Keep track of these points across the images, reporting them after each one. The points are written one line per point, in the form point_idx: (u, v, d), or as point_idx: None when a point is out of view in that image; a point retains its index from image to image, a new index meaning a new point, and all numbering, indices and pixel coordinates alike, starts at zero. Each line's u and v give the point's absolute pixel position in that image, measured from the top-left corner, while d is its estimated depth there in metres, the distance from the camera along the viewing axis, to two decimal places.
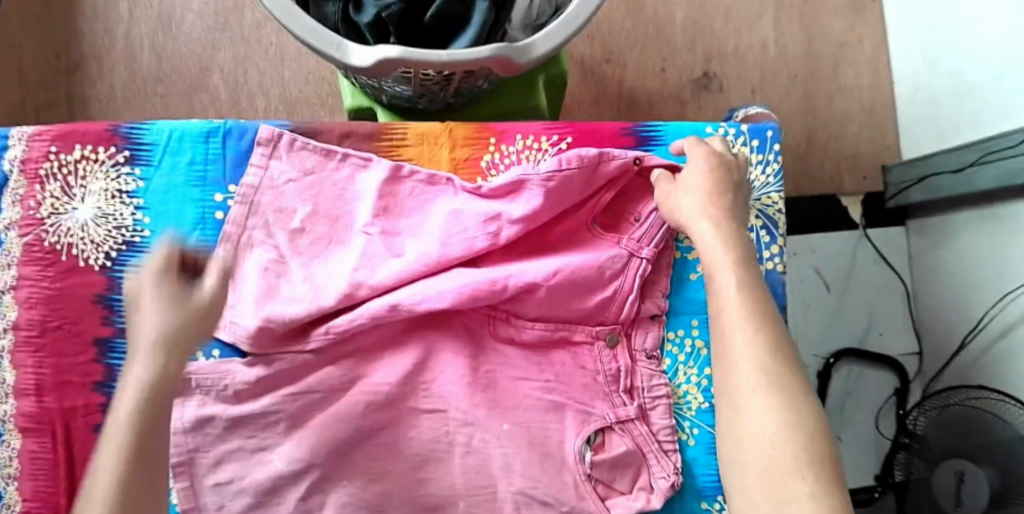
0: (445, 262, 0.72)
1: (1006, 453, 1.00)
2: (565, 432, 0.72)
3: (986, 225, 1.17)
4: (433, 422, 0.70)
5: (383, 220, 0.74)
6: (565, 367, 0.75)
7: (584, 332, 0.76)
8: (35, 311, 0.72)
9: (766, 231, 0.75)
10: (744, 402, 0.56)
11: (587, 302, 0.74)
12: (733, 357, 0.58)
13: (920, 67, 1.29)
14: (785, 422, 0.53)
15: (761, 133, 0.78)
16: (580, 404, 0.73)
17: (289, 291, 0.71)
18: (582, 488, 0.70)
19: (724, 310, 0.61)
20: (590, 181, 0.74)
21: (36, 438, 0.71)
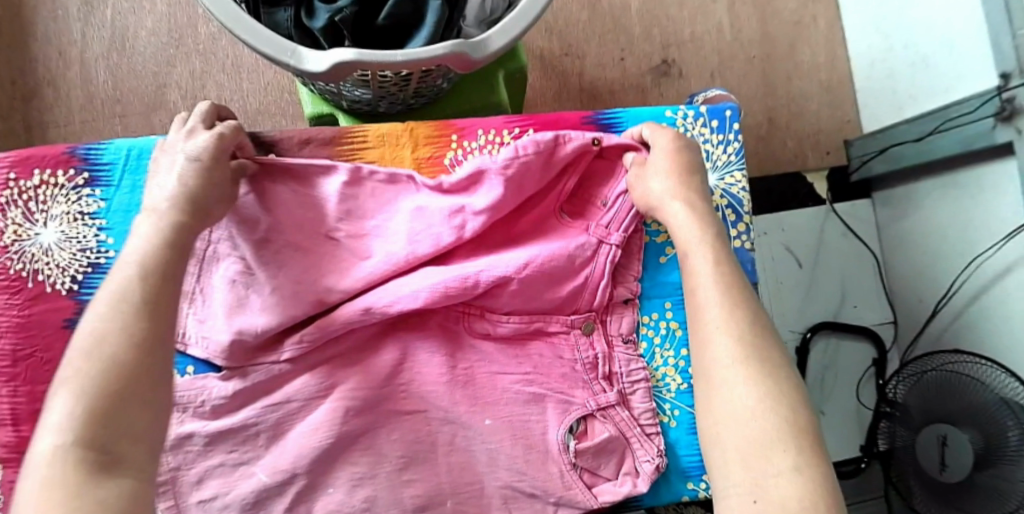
0: (415, 261, 0.73)
1: (986, 415, 1.02)
2: (548, 424, 0.72)
3: (950, 193, 1.20)
4: (415, 422, 0.71)
5: (347, 223, 0.74)
6: (543, 359, 0.75)
7: (559, 321, 0.76)
8: (5, 341, 0.71)
9: (730, 210, 0.76)
10: (721, 375, 0.57)
11: (559, 292, 0.75)
12: (708, 332, 0.60)
13: (873, 41, 1.32)
14: (765, 395, 0.55)
15: (718, 113, 0.79)
16: (561, 394, 0.74)
17: (257, 301, 0.70)
18: (568, 477, 0.71)
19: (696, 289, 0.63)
20: (548, 165, 0.75)
21: (14, 469, 0.70)
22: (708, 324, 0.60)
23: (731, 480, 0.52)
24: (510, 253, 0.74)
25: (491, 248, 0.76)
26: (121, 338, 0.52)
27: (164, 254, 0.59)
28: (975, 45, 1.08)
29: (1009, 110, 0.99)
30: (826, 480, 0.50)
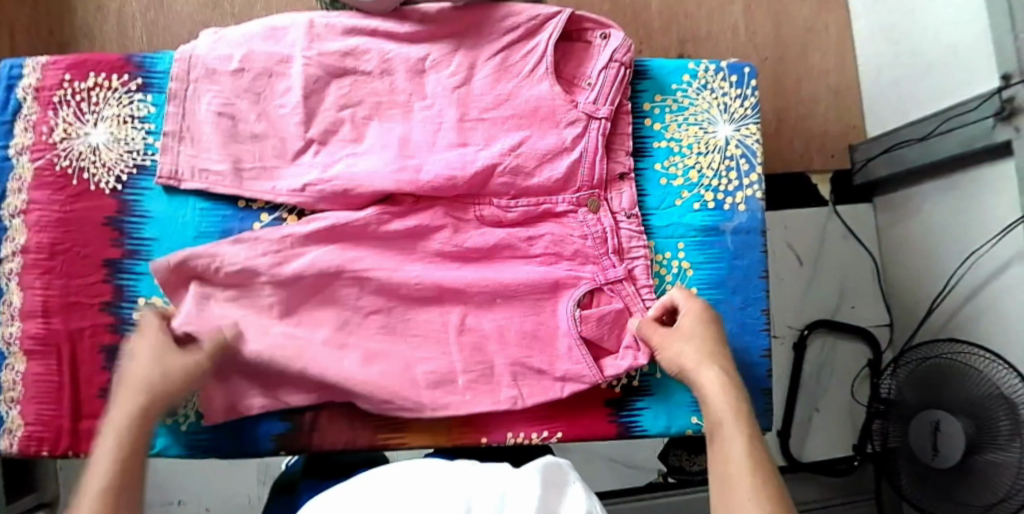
0: (436, 160, 0.74)
1: (977, 402, 1.04)
2: (558, 305, 0.76)
3: (948, 194, 1.24)
4: (429, 318, 0.74)
5: (379, 139, 0.75)
6: (553, 239, 0.77)
7: (563, 200, 0.77)
8: (45, 235, 0.74)
9: (744, 159, 0.81)
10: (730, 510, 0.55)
11: (553, 169, 0.76)
12: (735, 490, 0.56)
13: (881, 49, 1.38)
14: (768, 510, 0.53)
15: (737, 70, 0.83)
16: (569, 276, 0.76)
17: (288, 174, 0.74)
18: (575, 353, 0.74)
19: (714, 415, 0.63)
20: (528, 33, 0.78)
21: (40, 359, 0.73)
22: (731, 472, 0.57)
23: None
24: (514, 135, 0.76)
25: (490, 119, 0.76)
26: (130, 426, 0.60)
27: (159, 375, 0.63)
28: (980, 50, 1.14)
29: (1009, 110, 1.04)
30: None
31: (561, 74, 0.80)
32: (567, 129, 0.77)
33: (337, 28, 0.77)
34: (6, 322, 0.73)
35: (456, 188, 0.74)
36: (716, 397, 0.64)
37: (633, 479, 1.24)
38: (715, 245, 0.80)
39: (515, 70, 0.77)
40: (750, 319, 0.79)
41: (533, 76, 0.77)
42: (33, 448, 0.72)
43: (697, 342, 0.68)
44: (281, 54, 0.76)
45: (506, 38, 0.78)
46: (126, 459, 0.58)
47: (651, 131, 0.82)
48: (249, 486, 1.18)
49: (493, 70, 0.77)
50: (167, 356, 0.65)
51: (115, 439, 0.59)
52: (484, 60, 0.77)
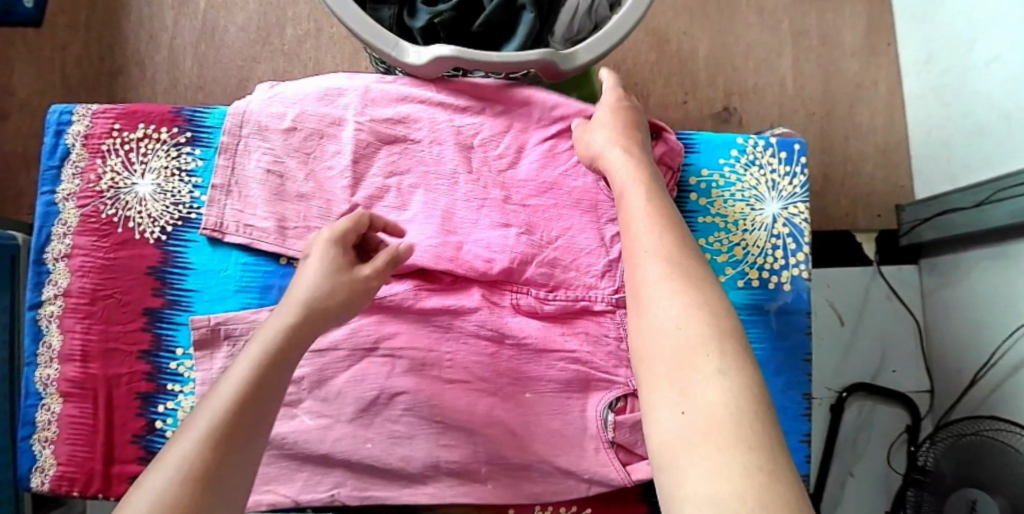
0: (478, 228, 0.76)
1: (1018, 486, 0.99)
2: (588, 402, 0.74)
3: (997, 265, 1.19)
4: (459, 388, 0.73)
5: (425, 208, 0.76)
6: (589, 337, 0.75)
7: (602, 299, 0.76)
8: (88, 280, 0.76)
9: (792, 238, 0.79)
10: (655, 318, 0.48)
11: (597, 262, 0.76)
12: (654, 289, 0.50)
13: (932, 111, 1.35)
14: (695, 312, 0.47)
15: (787, 146, 0.82)
16: (604, 372, 0.75)
17: None
18: (603, 454, 0.72)
19: (632, 232, 0.56)
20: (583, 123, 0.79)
21: (77, 401, 0.74)
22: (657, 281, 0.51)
23: (690, 446, 0.40)
24: (554, 225, 0.77)
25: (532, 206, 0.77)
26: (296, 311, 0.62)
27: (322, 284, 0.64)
28: None
29: None
30: (756, 376, 0.44)
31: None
32: (608, 225, 0.77)
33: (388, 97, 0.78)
34: (45, 363, 0.75)
35: (494, 271, 0.74)
36: (636, 215, 0.57)
37: None
38: (757, 324, 0.77)
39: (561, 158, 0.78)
40: (790, 402, 0.77)
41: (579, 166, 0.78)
42: (64, 489, 0.73)
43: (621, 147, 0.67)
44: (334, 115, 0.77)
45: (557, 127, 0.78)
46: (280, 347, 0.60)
47: (695, 206, 0.79)
48: None
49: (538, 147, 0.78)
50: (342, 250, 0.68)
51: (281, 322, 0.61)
52: (533, 144, 0.78)
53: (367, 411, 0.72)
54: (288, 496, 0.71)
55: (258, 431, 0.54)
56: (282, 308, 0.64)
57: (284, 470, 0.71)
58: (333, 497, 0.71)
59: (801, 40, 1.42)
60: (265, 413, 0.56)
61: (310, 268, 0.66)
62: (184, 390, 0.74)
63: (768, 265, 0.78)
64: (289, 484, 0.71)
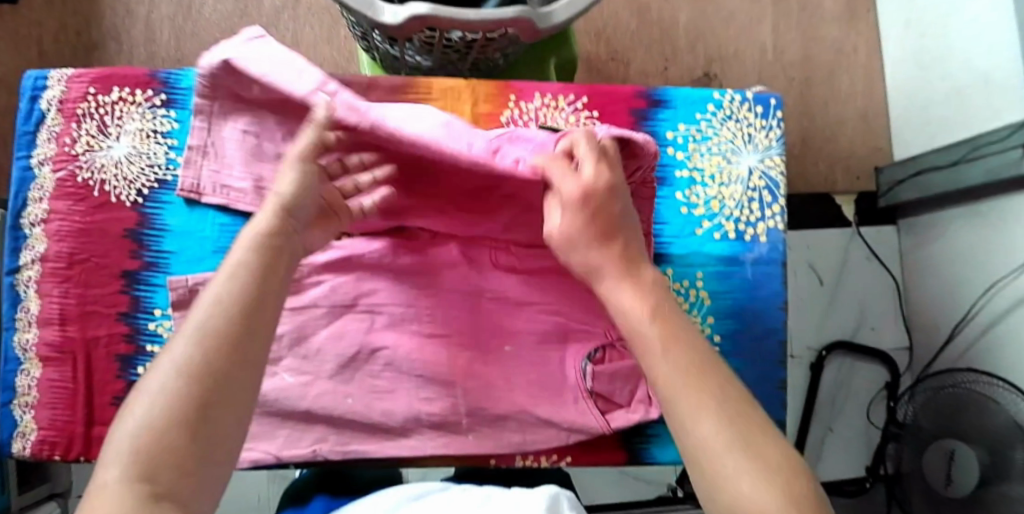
0: None
1: (994, 436, 1.01)
2: (565, 355, 0.76)
3: (973, 223, 1.21)
4: (440, 341, 0.74)
5: None
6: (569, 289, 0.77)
7: None
8: (65, 244, 0.75)
9: (768, 191, 0.80)
10: (721, 487, 0.45)
11: None
12: (709, 457, 0.46)
13: (911, 74, 1.36)
14: (761, 479, 0.44)
15: (763, 100, 0.82)
16: (581, 324, 0.76)
17: None
18: (582, 403, 0.74)
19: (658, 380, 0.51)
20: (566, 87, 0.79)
21: (56, 366, 0.74)
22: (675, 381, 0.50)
23: None
24: None
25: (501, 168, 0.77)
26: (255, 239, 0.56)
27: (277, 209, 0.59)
28: (1011, 80, 1.12)
29: None
30: None
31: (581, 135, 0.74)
32: None
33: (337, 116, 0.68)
34: (23, 328, 0.75)
35: (475, 227, 0.75)
36: (657, 356, 0.52)
37: (641, 491, 1.25)
38: (734, 275, 0.78)
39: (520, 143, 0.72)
40: (766, 351, 0.78)
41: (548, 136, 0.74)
42: (46, 453, 0.73)
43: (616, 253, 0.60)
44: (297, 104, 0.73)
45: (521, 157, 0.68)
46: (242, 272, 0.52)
47: (672, 160, 0.79)
48: (260, 487, 1.19)
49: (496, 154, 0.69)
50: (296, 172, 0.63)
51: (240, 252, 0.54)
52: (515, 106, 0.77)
53: (348, 367, 0.73)
54: (270, 452, 0.71)
55: (260, 337, 0.49)
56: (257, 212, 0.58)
57: (265, 426, 0.72)
58: (315, 452, 0.72)
59: (782, 6, 1.42)
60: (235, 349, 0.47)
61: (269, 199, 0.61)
62: None
63: (746, 216, 0.79)
64: (270, 440, 0.72)
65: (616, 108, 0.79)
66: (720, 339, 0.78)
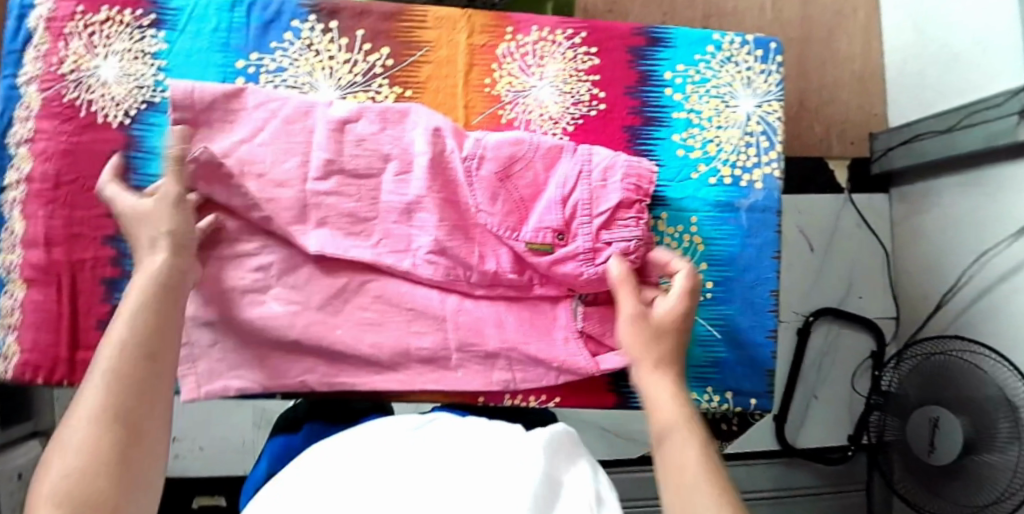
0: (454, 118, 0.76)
1: (981, 403, 1.02)
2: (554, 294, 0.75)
3: (966, 192, 1.22)
4: None
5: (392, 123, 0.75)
6: None
7: None
8: (50, 165, 0.73)
9: (765, 136, 0.79)
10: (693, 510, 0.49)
11: None
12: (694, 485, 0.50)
13: (909, 39, 1.35)
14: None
15: (763, 44, 0.81)
16: None
17: None
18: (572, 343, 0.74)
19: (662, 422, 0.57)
20: (564, 22, 0.78)
21: (40, 287, 0.72)
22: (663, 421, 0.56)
23: None
24: (533, 120, 0.76)
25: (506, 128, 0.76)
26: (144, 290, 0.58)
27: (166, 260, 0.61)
28: (1012, 45, 1.11)
29: None
30: None
31: (588, 166, 0.72)
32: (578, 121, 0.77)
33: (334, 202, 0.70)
34: (7, 249, 0.73)
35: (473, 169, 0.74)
36: (663, 401, 0.59)
37: (627, 450, 1.25)
38: (728, 221, 0.78)
39: (524, 176, 0.72)
40: (758, 299, 0.78)
41: (552, 153, 0.73)
42: (28, 377, 0.72)
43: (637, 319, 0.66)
44: (294, 118, 0.71)
45: (526, 232, 0.71)
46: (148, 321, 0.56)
47: (670, 101, 0.78)
48: (245, 431, 1.19)
49: (500, 211, 0.71)
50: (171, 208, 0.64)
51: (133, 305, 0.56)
52: (510, 40, 0.78)
53: (338, 298, 0.71)
54: (257, 381, 0.70)
55: (161, 388, 0.53)
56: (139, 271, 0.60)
57: (252, 355, 0.71)
58: (302, 382, 0.71)
59: None
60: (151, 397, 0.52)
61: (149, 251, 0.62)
62: None
63: (741, 161, 0.78)
64: (258, 371, 0.70)
65: (615, 44, 0.78)
66: (713, 285, 0.78)
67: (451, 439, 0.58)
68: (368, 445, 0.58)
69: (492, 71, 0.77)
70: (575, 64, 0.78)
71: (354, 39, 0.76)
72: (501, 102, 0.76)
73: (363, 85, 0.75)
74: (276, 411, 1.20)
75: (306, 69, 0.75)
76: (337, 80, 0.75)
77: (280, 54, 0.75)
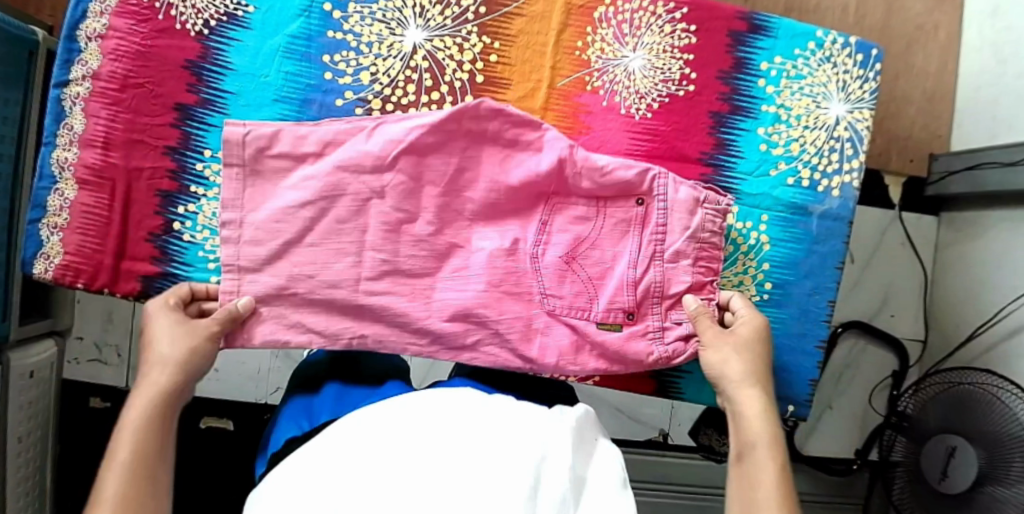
0: (541, 80, 0.74)
1: (999, 438, 0.98)
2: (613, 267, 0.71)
3: (1018, 228, 1.19)
4: (496, 233, 0.71)
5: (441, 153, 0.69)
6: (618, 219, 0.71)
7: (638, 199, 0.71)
8: (119, 65, 0.71)
9: (850, 144, 0.76)
10: None
11: (652, 135, 0.75)
12: None
13: (988, 63, 1.31)
14: None
15: (865, 49, 0.78)
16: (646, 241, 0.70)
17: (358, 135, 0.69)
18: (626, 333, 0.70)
19: (747, 440, 0.58)
20: None
21: (92, 191, 0.70)
22: (744, 441, 0.59)
23: None
24: (620, 91, 0.75)
25: (584, 195, 0.71)
26: (158, 388, 0.58)
27: (176, 364, 0.60)
28: None
29: None
30: None
31: (661, 246, 0.70)
32: (661, 98, 0.75)
33: (396, 281, 0.69)
34: (62, 146, 0.71)
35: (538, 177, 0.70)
36: (751, 422, 0.59)
37: (635, 431, 1.24)
38: (798, 224, 0.76)
39: (591, 258, 0.71)
40: (813, 307, 0.76)
41: (620, 228, 0.71)
42: (69, 280, 0.70)
43: (735, 355, 0.64)
44: (343, 146, 0.68)
45: (597, 311, 0.70)
46: (161, 410, 0.57)
47: (761, 93, 0.76)
48: (262, 360, 1.19)
49: (568, 294, 0.70)
50: (182, 321, 0.63)
51: (147, 397, 0.58)
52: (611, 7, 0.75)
53: (395, 243, 0.69)
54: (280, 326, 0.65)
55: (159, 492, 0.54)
56: (143, 380, 0.59)
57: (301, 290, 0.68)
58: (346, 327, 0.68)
59: None
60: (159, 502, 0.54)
61: (173, 322, 0.63)
62: (208, 194, 0.72)
63: (821, 165, 0.76)
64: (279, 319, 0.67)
65: (715, 25, 0.76)
66: (771, 287, 0.75)
67: (484, 405, 0.50)
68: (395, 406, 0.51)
69: (585, 34, 0.75)
70: (671, 40, 0.75)
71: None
72: (589, 68, 0.75)
73: (451, 30, 0.73)
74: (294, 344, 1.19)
75: (396, 4, 0.73)
76: (426, 20, 0.73)
77: None
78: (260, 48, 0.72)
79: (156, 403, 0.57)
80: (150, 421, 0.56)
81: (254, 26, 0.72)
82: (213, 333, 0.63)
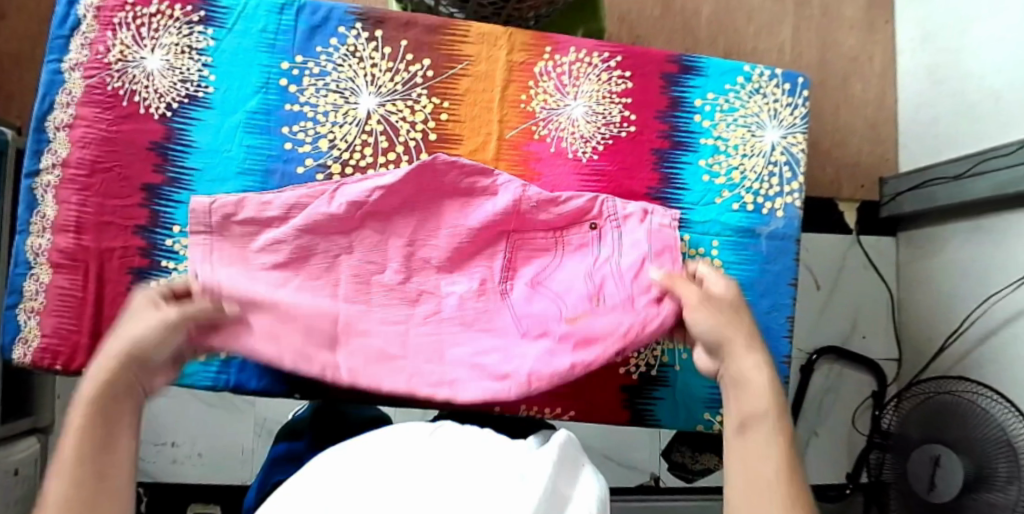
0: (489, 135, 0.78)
1: (984, 443, 0.99)
2: (582, 277, 0.72)
3: (974, 237, 1.23)
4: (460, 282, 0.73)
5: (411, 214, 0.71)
6: (580, 241, 0.74)
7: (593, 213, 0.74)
8: (88, 151, 0.74)
9: (788, 167, 0.81)
10: None
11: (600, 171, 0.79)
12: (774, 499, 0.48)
13: (922, 88, 1.39)
14: None
15: (791, 78, 0.84)
16: (605, 247, 0.73)
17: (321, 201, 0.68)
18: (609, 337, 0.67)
19: (748, 408, 0.54)
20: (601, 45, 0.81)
21: (66, 273, 0.72)
22: (748, 409, 0.54)
23: None
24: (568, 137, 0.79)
25: (543, 226, 0.74)
26: (113, 363, 0.53)
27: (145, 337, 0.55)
28: None
29: None
30: None
31: (621, 251, 0.72)
32: (603, 140, 0.79)
33: (366, 318, 0.68)
34: (36, 233, 0.73)
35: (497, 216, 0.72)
36: (752, 388, 0.55)
37: (624, 478, 1.23)
38: (748, 247, 0.79)
39: (558, 283, 0.72)
40: (773, 325, 0.78)
41: (580, 252, 0.73)
42: (45, 363, 0.71)
43: (724, 316, 0.60)
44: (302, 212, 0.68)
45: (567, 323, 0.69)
46: (109, 393, 0.52)
47: (698, 127, 0.81)
48: (245, 440, 1.18)
49: (539, 311, 0.70)
50: (150, 298, 0.58)
51: (100, 374, 0.52)
52: (551, 62, 0.81)
53: None
54: None
55: (97, 469, 0.48)
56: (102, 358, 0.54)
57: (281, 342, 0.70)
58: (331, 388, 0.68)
59: (804, 9, 1.44)
60: (94, 479, 0.48)
61: (139, 300, 0.58)
62: (179, 267, 0.74)
63: (763, 189, 0.80)
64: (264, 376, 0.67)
65: (649, 69, 0.81)
66: None
67: (465, 440, 0.53)
68: (360, 452, 0.52)
69: (528, 88, 0.80)
70: (609, 86, 0.80)
71: (396, 49, 0.78)
72: (534, 119, 0.79)
73: (403, 94, 0.78)
74: (277, 421, 1.19)
75: (348, 74, 0.78)
76: (378, 87, 0.78)
77: (325, 59, 0.78)
78: (222, 126, 0.76)
79: (102, 385, 0.52)
80: (97, 401, 0.51)
81: (214, 106, 0.76)
82: (173, 320, 0.57)
